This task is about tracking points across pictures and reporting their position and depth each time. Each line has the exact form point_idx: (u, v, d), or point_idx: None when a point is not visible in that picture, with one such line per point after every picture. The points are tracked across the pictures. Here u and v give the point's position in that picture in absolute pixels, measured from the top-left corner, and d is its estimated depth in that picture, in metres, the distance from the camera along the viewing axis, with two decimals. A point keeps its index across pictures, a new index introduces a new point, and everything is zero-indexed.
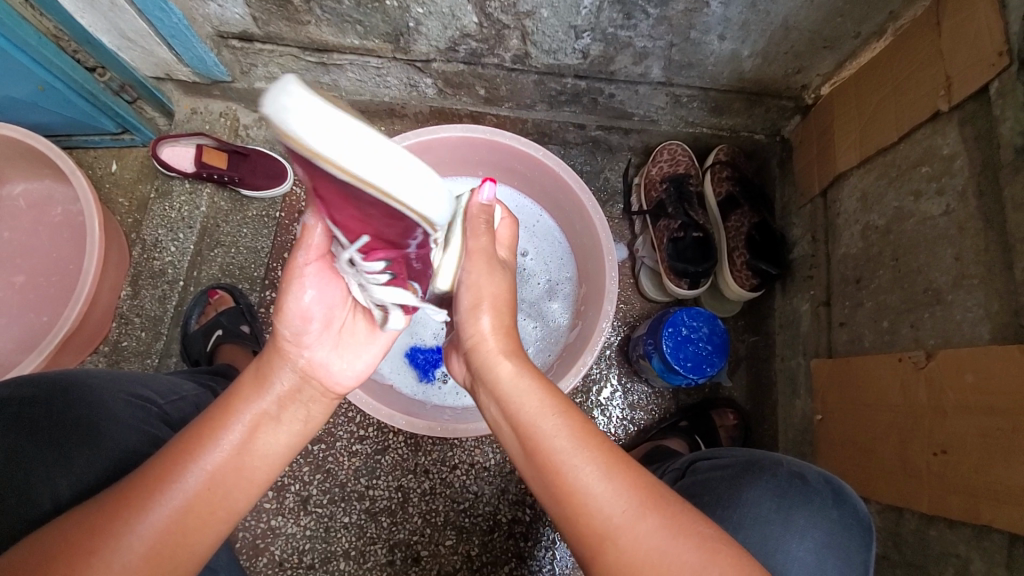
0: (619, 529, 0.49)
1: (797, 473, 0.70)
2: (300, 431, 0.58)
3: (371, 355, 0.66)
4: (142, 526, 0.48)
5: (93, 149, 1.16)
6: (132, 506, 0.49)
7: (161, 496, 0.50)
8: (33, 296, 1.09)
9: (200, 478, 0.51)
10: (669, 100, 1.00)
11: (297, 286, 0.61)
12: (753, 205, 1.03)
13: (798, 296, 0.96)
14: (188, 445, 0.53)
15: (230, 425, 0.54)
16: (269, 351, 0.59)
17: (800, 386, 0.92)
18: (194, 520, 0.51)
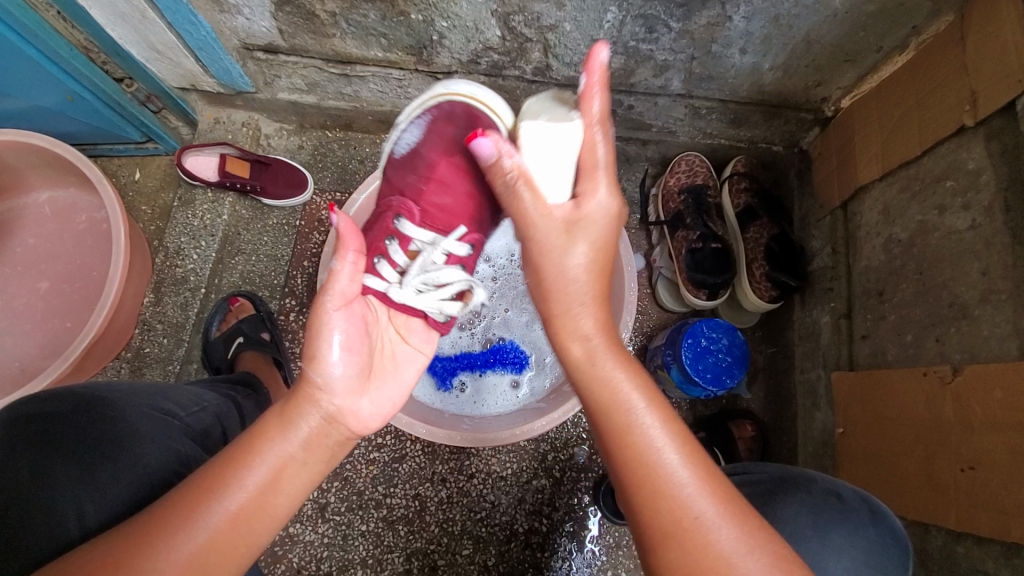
0: (706, 525, 0.49)
1: (832, 491, 0.70)
2: (320, 471, 0.58)
3: (396, 395, 0.65)
4: (168, 563, 0.48)
5: (117, 157, 1.18)
6: (155, 541, 0.49)
7: (184, 533, 0.49)
8: (58, 302, 1.10)
9: (225, 516, 0.51)
10: (688, 112, 1.01)
11: (325, 333, 0.58)
12: (772, 216, 1.03)
13: (817, 308, 0.95)
14: (215, 483, 0.52)
15: (254, 466, 0.53)
16: (299, 393, 0.57)
17: (820, 398, 0.92)
18: (216, 555, 0.51)
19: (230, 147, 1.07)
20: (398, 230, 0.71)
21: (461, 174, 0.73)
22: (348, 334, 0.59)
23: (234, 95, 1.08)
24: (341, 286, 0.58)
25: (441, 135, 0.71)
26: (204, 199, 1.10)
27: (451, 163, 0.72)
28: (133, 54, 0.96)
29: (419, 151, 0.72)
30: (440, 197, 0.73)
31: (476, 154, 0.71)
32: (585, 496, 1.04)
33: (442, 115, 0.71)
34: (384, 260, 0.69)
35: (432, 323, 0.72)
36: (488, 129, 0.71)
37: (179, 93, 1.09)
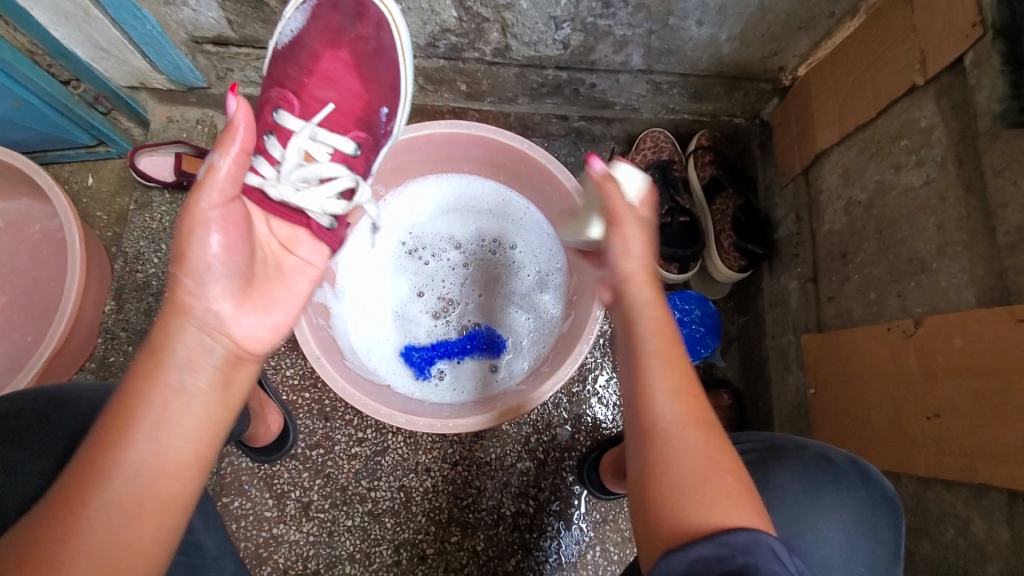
0: (669, 445, 0.51)
1: (823, 456, 0.70)
2: (220, 399, 0.52)
3: (286, 311, 0.60)
4: (81, 535, 0.44)
5: (68, 163, 1.14)
6: (59, 521, 0.44)
7: (90, 502, 0.45)
8: (14, 316, 1.06)
9: (130, 473, 0.46)
10: (649, 87, 1.02)
11: (197, 232, 0.51)
12: (736, 187, 1.04)
13: (785, 274, 0.97)
14: (111, 432, 0.47)
15: (146, 405, 0.48)
16: (174, 308, 0.51)
17: (792, 362, 0.94)
18: (134, 515, 0.46)
19: (186, 146, 1.03)
20: (277, 123, 0.69)
21: (345, 66, 0.74)
22: (225, 233, 0.52)
23: (187, 91, 1.05)
24: (215, 185, 0.51)
25: (326, 22, 0.74)
26: (162, 201, 1.07)
27: (335, 54, 0.74)
28: (78, 54, 0.92)
29: (302, 37, 0.73)
30: (323, 90, 0.73)
31: (362, 45, 0.74)
32: (570, 475, 1.04)
33: (327, 4, 0.74)
34: (260, 157, 0.66)
35: (317, 231, 0.67)
36: (377, 25, 0.75)
37: (128, 92, 1.05)
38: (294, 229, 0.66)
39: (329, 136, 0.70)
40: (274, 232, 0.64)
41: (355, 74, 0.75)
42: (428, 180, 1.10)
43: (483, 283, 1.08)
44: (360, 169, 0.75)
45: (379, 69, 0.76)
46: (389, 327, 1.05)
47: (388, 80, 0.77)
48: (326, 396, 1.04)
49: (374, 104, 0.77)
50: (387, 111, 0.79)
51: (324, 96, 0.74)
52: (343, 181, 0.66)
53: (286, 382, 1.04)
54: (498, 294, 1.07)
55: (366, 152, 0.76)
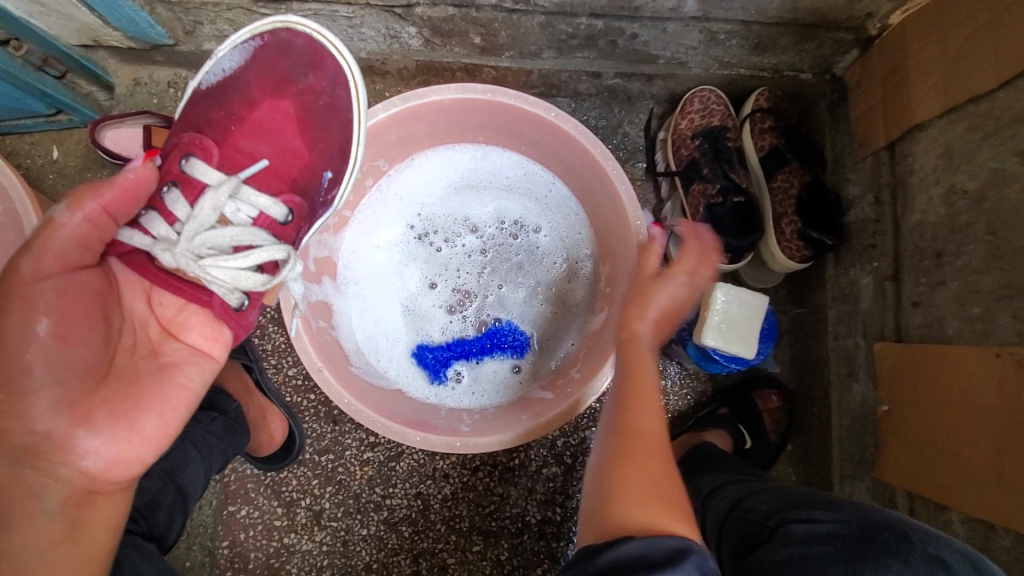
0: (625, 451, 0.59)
1: (936, 558, 0.52)
2: (64, 532, 0.48)
3: (151, 413, 0.52)
4: None
5: (27, 133, 0.99)
6: None
7: None
8: None
9: None
10: (703, 38, 0.83)
11: (20, 320, 0.47)
12: (802, 160, 0.88)
13: (855, 267, 0.84)
14: None
15: None
16: None
17: (858, 369, 0.83)
18: None
19: (153, 116, 0.88)
20: (185, 173, 0.62)
21: (287, 120, 0.69)
22: (55, 320, 0.48)
23: (151, 49, 0.89)
24: (26, 257, 0.48)
25: (270, 66, 0.68)
26: None
27: (276, 105, 0.68)
28: (8, 8, 0.76)
29: (240, 79, 0.68)
30: (254, 144, 0.67)
31: (309, 99, 0.69)
32: None
33: (275, 45, 0.69)
34: (155, 213, 0.59)
35: (219, 310, 0.60)
36: (332, 76, 0.70)
37: (81, 51, 0.89)
38: (184, 306, 0.58)
39: (255, 199, 0.64)
40: (155, 306, 0.58)
41: (299, 130, 0.69)
42: (439, 152, 0.94)
43: (504, 274, 0.96)
44: (287, 237, 0.68)
45: (329, 128, 0.71)
46: (399, 324, 0.94)
47: (338, 140, 0.72)
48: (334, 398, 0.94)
49: (315, 167, 0.71)
50: (330, 175, 0.73)
51: (255, 151, 0.68)
52: (266, 253, 0.60)
53: (289, 383, 0.94)
54: (522, 285, 0.96)
55: (298, 219, 0.69)
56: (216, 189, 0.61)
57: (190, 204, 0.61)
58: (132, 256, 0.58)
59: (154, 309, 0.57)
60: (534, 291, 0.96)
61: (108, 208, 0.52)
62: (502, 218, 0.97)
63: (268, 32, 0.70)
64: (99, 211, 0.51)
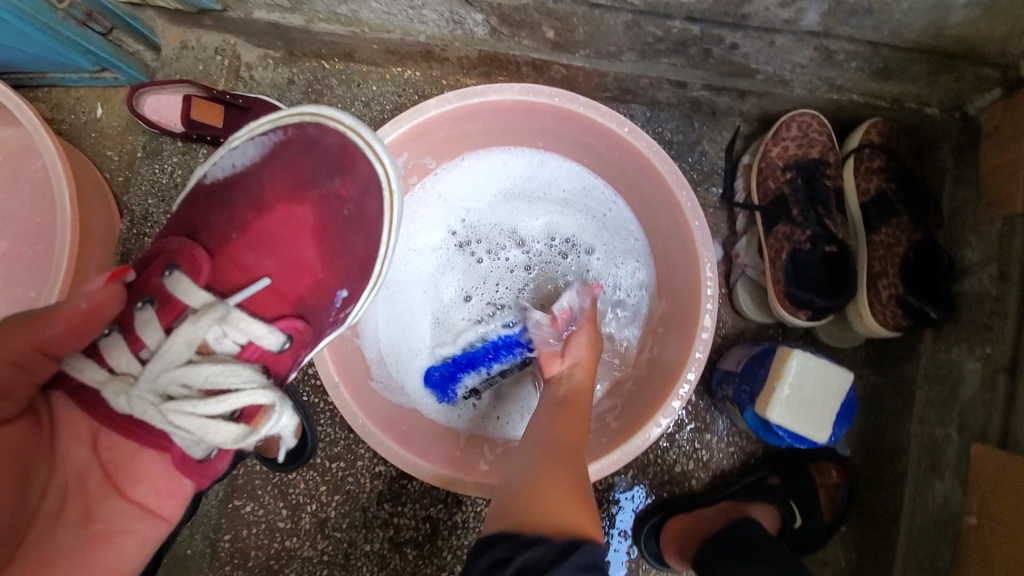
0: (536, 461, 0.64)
1: None
2: None
3: None
4: None
5: (73, 87, 0.95)
6: None
7: None
8: (19, 267, 0.95)
9: None
10: (816, 56, 0.70)
11: None
12: (913, 212, 0.75)
13: (961, 347, 0.71)
14: None
15: None
16: None
17: (946, 465, 0.71)
18: None
19: (194, 85, 0.82)
20: (168, 288, 0.59)
21: (302, 228, 0.64)
22: None
23: (199, 12, 0.83)
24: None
25: (291, 166, 0.65)
26: (174, 150, 0.88)
27: (291, 211, 0.64)
28: None
29: (254, 176, 0.64)
30: (260, 257, 0.63)
31: (328, 206, 0.65)
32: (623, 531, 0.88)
33: (300, 142, 0.65)
34: (122, 338, 0.57)
35: (178, 461, 0.57)
36: (359, 183, 0.66)
37: (128, 9, 0.83)
38: (137, 453, 0.55)
39: (247, 325, 0.60)
40: (101, 452, 0.54)
41: (313, 242, 0.65)
42: (495, 153, 0.85)
43: (543, 298, 0.87)
44: (279, 364, 0.64)
45: (350, 241, 0.67)
46: (426, 337, 0.86)
47: (359, 256, 0.68)
48: None
49: (328, 286, 0.67)
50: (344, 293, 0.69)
51: (258, 266, 0.63)
52: (243, 398, 0.57)
53: (307, 382, 0.89)
54: None
55: (297, 344, 0.65)
56: (196, 320, 0.57)
57: (165, 328, 0.58)
58: (82, 393, 0.55)
59: (99, 457, 0.54)
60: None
61: (45, 346, 0.51)
62: (551, 236, 0.87)
63: (293, 124, 0.66)
64: (31, 350, 0.50)
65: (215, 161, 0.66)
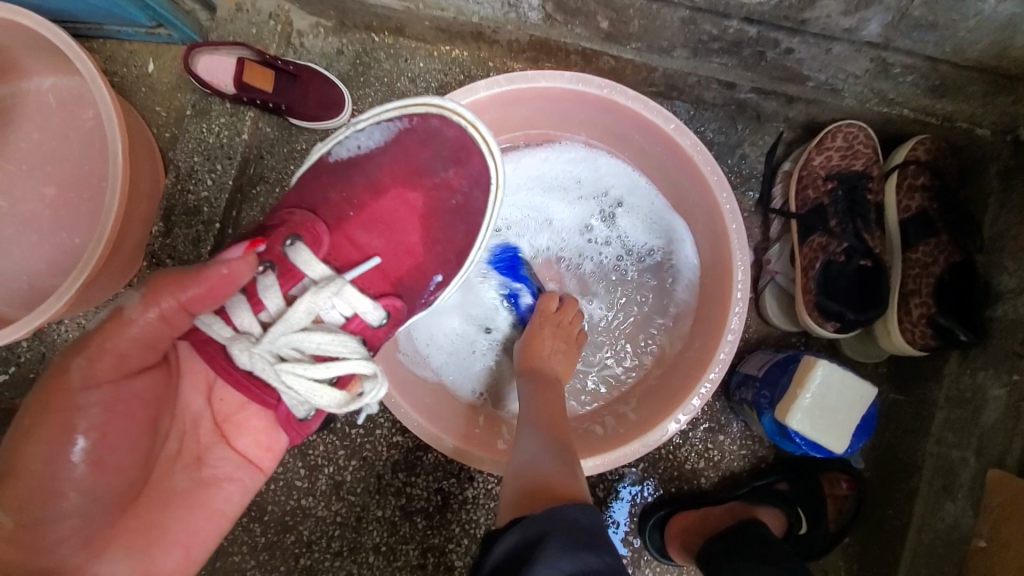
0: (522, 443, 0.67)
1: None
2: None
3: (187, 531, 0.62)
4: None
5: (127, 41, 0.97)
6: None
7: None
8: (66, 213, 0.99)
9: None
10: (872, 67, 0.70)
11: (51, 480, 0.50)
12: (954, 234, 0.75)
13: (987, 371, 0.71)
14: None
15: None
16: None
17: (960, 487, 0.72)
18: None
19: (250, 50, 0.85)
20: (290, 259, 0.62)
21: (410, 213, 0.69)
22: (94, 444, 0.52)
23: None
24: (79, 362, 0.50)
25: (411, 153, 0.69)
26: (222, 111, 0.90)
27: (404, 197, 0.68)
28: None
29: (376, 159, 0.69)
30: (370, 236, 0.67)
31: (439, 196, 0.70)
32: (627, 521, 0.90)
33: (424, 131, 0.69)
34: (246, 300, 0.60)
35: (281, 418, 0.63)
36: (471, 176, 0.70)
37: None
38: (241, 407, 0.65)
39: (357, 300, 0.64)
40: (213, 403, 0.64)
41: (419, 227, 0.69)
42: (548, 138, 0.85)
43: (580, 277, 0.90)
44: (377, 340, 0.68)
45: (453, 230, 0.71)
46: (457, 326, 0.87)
47: (458, 243, 0.72)
48: None
49: (425, 269, 0.71)
50: (438, 277, 0.73)
51: (368, 244, 0.67)
52: (348, 365, 0.61)
53: None
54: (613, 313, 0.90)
55: (393, 322, 0.69)
56: (317, 291, 0.61)
57: (284, 294, 0.62)
58: (209, 344, 0.59)
59: (212, 407, 0.64)
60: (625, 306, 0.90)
61: (187, 305, 0.53)
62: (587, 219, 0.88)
63: (418, 114, 0.70)
64: (178, 309, 0.52)
65: (340, 140, 0.70)
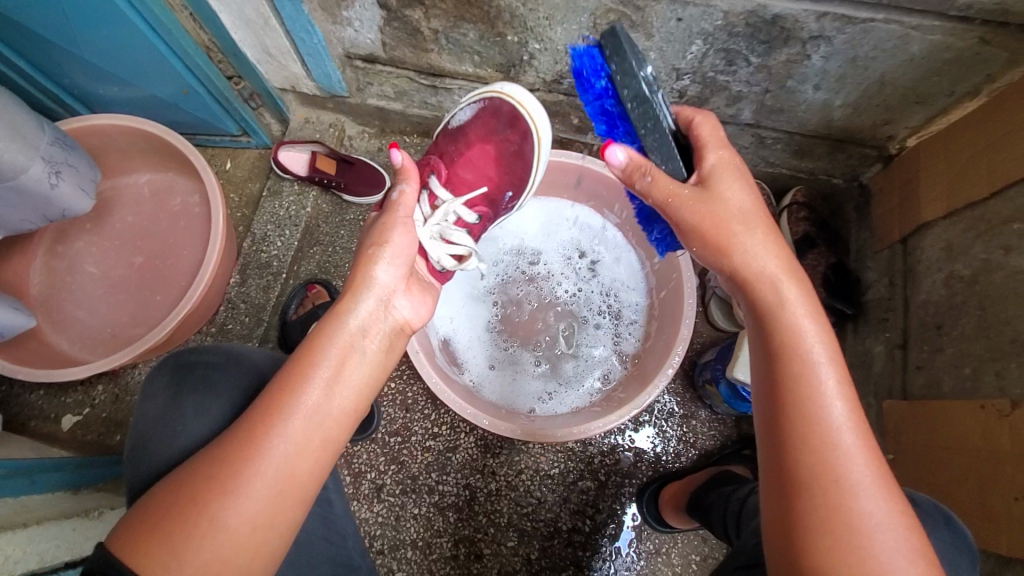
0: (849, 482, 0.50)
1: (909, 499, 0.71)
2: (374, 371, 0.62)
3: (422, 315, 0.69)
4: (278, 447, 0.54)
5: (212, 147, 1.28)
6: (273, 423, 0.55)
7: (270, 434, 0.54)
8: (150, 276, 1.21)
9: (300, 420, 0.55)
10: (753, 140, 1.06)
11: (367, 266, 0.64)
12: (829, 246, 1.07)
13: (871, 337, 0.99)
14: (293, 371, 0.57)
15: (318, 364, 0.58)
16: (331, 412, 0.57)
17: (870, 425, 0.96)
18: (303, 435, 0.55)
19: (320, 146, 1.15)
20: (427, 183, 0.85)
21: (489, 157, 0.89)
22: (404, 236, 0.67)
23: (328, 98, 1.17)
24: (399, 216, 0.67)
25: (485, 123, 0.88)
26: (291, 191, 1.19)
27: (484, 148, 0.88)
28: (247, 56, 1.05)
29: (466, 129, 0.89)
30: (465, 175, 0.89)
31: (507, 143, 0.88)
32: (627, 500, 1.08)
33: (490, 109, 0.87)
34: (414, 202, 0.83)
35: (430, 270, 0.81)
36: (524, 131, 0.87)
37: (277, 93, 1.18)
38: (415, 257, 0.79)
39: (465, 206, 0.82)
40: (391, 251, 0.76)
41: (496, 166, 0.89)
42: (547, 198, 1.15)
43: (573, 322, 1.13)
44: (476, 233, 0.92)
45: (514, 167, 0.89)
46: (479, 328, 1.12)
47: (518, 173, 0.90)
48: (410, 388, 1.11)
49: (500, 189, 0.91)
50: (511, 194, 0.92)
51: (467, 180, 0.89)
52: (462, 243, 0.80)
53: None
54: (569, 341, 1.13)
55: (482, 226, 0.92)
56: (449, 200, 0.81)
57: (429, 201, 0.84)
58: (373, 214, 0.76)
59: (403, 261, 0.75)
60: (607, 333, 1.12)
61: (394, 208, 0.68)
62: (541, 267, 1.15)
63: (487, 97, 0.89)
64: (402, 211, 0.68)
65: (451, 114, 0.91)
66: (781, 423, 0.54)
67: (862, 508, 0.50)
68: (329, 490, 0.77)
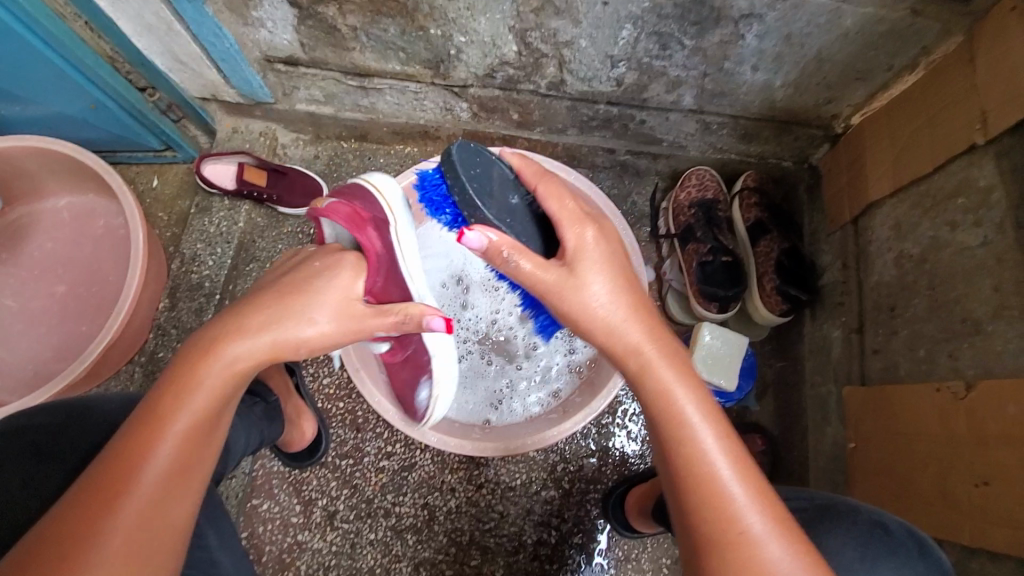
0: (751, 532, 0.50)
1: (879, 523, 0.68)
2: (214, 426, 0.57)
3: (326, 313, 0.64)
4: (115, 522, 0.49)
5: (136, 165, 1.20)
6: (107, 495, 0.50)
7: (110, 504, 0.49)
8: (74, 306, 1.12)
9: (143, 487, 0.51)
10: (698, 127, 1.02)
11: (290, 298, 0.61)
12: (782, 230, 1.05)
13: (828, 322, 0.97)
14: (141, 429, 0.53)
15: (164, 425, 0.53)
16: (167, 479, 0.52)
17: (832, 413, 0.94)
18: (148, 512, 0.51)
19: (248, 156, 1.10)
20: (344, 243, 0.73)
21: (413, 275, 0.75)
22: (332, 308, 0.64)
23: (253, 105, 1.10)
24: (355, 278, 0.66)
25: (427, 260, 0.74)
26: (221, 206, 1.12)
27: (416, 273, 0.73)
28: (157, 64, 0.98)
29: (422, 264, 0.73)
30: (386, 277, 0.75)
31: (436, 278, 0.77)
32: (594, 507, 1.04)
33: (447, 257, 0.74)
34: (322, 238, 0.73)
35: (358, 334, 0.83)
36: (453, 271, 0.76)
37: (199, 103, 1.11)
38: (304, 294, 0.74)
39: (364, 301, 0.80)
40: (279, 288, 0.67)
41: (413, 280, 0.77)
42: None
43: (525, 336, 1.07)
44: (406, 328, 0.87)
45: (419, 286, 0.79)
46: None
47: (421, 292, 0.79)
48: (360, 407, 1.05)
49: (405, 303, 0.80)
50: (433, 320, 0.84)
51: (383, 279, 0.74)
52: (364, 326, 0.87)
53: (322, 390, 1.05)
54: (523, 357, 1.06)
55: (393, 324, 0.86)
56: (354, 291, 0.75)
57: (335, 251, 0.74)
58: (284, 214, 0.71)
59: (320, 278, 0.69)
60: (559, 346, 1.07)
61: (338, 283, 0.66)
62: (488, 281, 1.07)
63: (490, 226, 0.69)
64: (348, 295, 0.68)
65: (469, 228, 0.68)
66: (686, 503, 0.53)
67: (763, 551, 0.49)
68: (213, 549, 0.69)
